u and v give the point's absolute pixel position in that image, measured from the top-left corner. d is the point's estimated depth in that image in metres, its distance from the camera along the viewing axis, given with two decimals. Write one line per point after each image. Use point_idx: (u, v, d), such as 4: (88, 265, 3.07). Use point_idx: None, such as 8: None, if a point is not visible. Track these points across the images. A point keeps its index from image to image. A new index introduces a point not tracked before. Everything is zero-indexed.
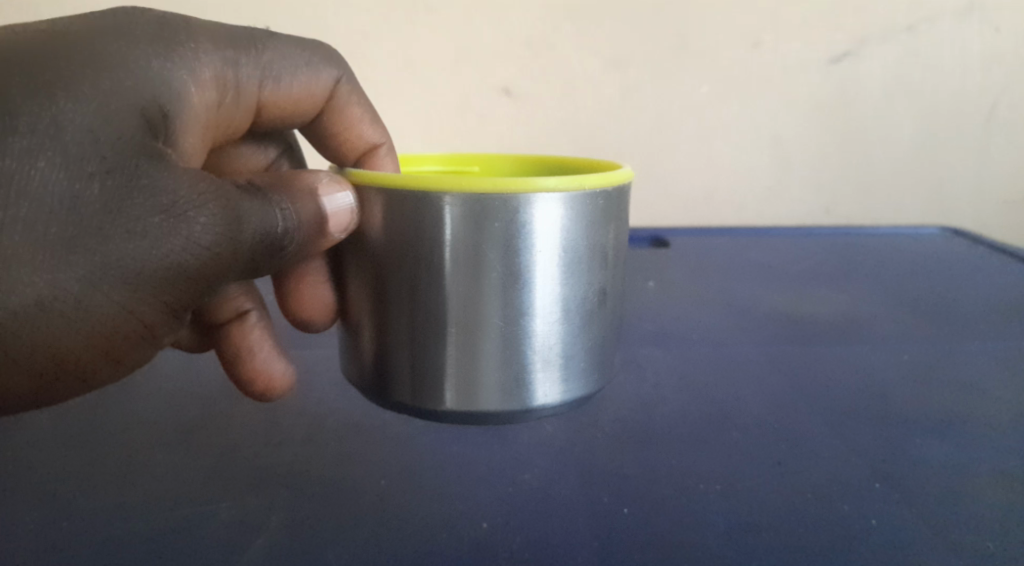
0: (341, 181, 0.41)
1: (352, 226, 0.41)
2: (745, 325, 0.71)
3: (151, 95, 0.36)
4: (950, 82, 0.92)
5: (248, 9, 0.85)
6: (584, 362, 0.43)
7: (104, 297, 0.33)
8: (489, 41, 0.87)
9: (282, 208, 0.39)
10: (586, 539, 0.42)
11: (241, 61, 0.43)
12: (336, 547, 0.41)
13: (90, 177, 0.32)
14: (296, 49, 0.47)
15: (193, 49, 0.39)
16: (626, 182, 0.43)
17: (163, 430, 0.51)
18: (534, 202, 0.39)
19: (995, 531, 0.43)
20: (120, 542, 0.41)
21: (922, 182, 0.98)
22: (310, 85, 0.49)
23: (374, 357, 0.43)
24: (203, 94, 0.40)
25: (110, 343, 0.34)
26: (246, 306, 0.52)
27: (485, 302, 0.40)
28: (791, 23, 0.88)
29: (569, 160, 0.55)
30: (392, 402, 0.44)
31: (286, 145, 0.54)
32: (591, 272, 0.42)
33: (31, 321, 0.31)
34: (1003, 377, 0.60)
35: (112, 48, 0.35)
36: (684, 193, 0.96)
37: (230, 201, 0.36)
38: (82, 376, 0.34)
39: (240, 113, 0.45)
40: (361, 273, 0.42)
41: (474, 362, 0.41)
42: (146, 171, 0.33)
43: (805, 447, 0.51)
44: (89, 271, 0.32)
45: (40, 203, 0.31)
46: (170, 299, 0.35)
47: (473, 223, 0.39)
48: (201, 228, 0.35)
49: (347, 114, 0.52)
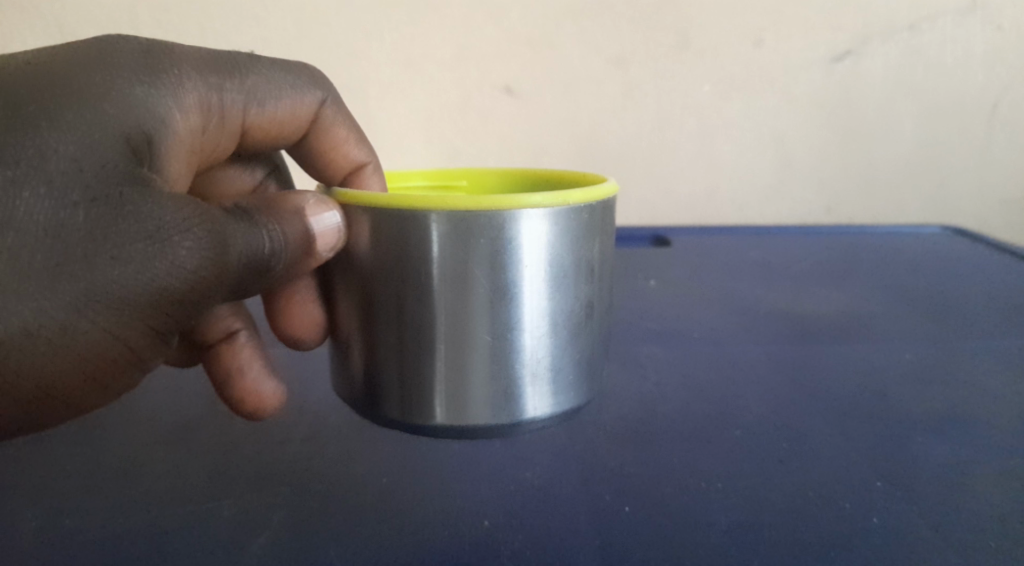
0: (327, 202, 0.42)
1: (340, 244, 0.42)
2: (744, 324, 0.71)
3: (134, 121, 0.37)
4: (952, 80, 0.91)
5: (249, 7, 0.85)
6: (572, 374, 0.44)
7: (90, 323, 0.33)
8: (489, 41, 0.87)
9: (270, 229, 0.40)
10: (587, 537, 0.43)
11: (226, 86, 0.44)
12: (339, 545, 0.42)
13: (74, 205, 0.33)
14: (279, 72, 0.48)
15: (178, 76, 0.41)
16: (612, 196, 0.44)
17: (167, 429, 0.52)
18: (519, 219, 0.39)
19: (996, 530, 0.43)
20: (125, 541, 0.41)
21: (924, 180, 0.97)
22: (295, 107, 0.50)
23: (363, 373, 0.44)
24: (187, 119, 0.41)
25: (96, 368, 0.35)
26: (235, 325, 0.54)
27: (472, 318, 0.40)
28: (792, 22, 0.87)
29: (556, 175, 0.56)
30: (381, 417, 0.44)
31: (272, 165, 0.54)
32: (578, 286, 0.42)
33: (17, 349, 0.32)
34: (1002, 376, 0.60)
35: (96, 78, 0.37)
36: (685, 191, 0.96)
37: (215, 224, 0.37)
38: (70, 401, 0.35)
39: (225, 136, 0.46)
40: (350, 291, 0.43)
41: (463, 378, 0.41)
42: (131, 197, 0.34)
43: (805, 446, 0.51)
44: (74, 299, 0.33)
45: (25, 232, 0.32)
46: (156, 323, 0.36)
47: (460, 240, 0.39)
48: (186, 252, 0.35)
49: (333, 134, 0.53)
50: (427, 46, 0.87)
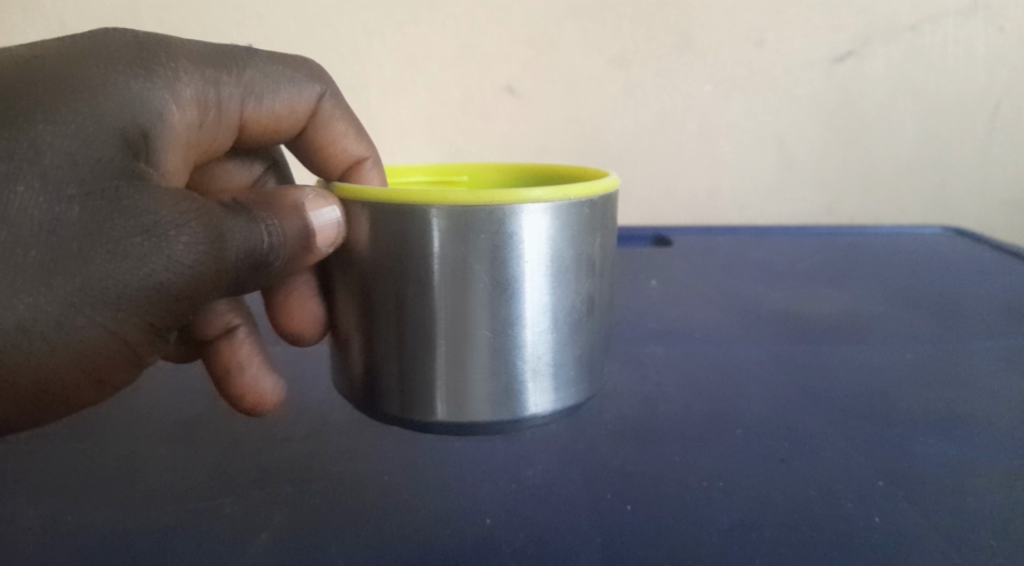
0: (326, 197, 0.41)
1: (339, 240, 0.42)
2: (746, 324, 0.71)
3: (130, 116, 0.37)
4: (954, 80, 0.91)
5: (250, 6, 0.85)
6: (573, 371, 0.44)
7: (88, 319, 0.34)
8: (490, 40, 0.87)
9: (268, 224, 0.40)
10: (588, 536, 0.43)
11: (224, 80, 0.44)
12: (339, 543, 0.41)
13: (69, 199, 0.33)
14: (278, 66, 0.48)
15: (174, 71, 0.40)
16: (613, 190, 0.44)
17: (168, 426, 0.52)
18: (519, 213, 0.39)
19: (998, 531, 0.43)
20: (125, 537, 0.41)
21: (926, 181, 0.97)
22: (293, 102, 0.49)
23: (363, 368, 0.43)
24: (184, 114, 0.41)
25: (94, 365, 0.35)
26: (235, 321, 0.53)
27: (472, 313, 0.40)
28: (793, 23, 0.87)
29: (558, 169, 0.55)
30: (381, 413, 0.44)
31: (271, 160, 0.54)
32: (579, 281, 0.42)
33: (14, 345, 0.32)
34: (1004, 377, 0.60)
35: (91, 72, 0.36)
36: (686, 191, 0.96)
37: (213, 219, 0.37)
38: (68, 398, 0.36)
39: (223, 131, 0.46)
40: (349, 287, 0.42)
41: (463, 374, 0.41)
42: (126, 192, 0.34)
43: (807, 446, 0.51)
44: (70, 294, 0.33)
45: (20, 227, 0.32)
46: (154, 319, 0.36)
47: (460, 236, 0.39)
48: (185, 246, 0.35)
49: (331, 128, 0.52)
50: (427, 46, 0.87)
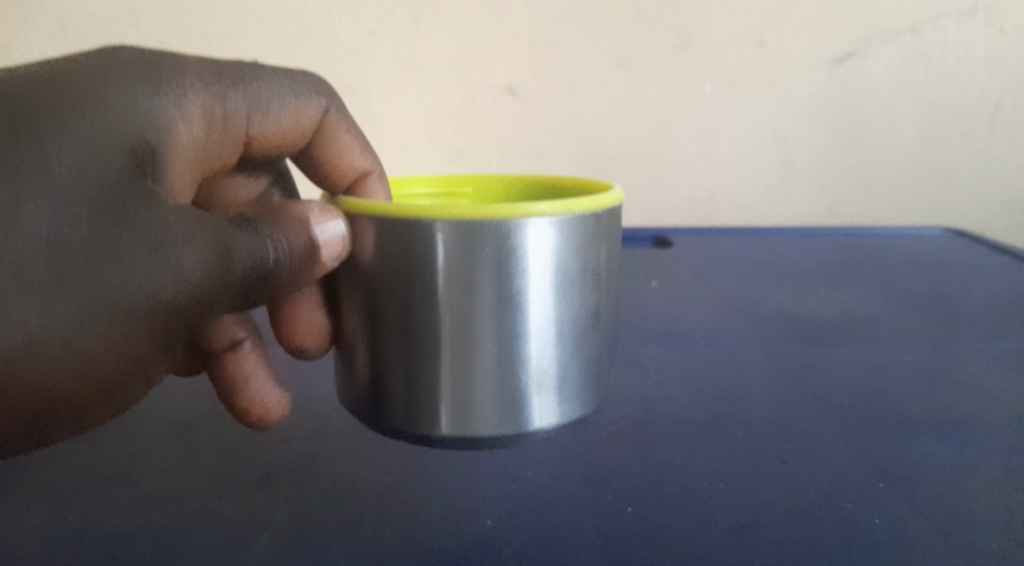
0: (333, 211, 0.41)
1: (345, 253, 0.41)
2: (745, 325, 0.71)
3: (137, 129, 0.37)
4: (953, 79, 0.91)
5: (252, 6, 0.85)
6: (577, 385, 0.44)
7: (95, 333, 0.35)
8: (491, 42, 0.87)
9: (274, 239, 0.40)
10: (589, 536, 0.43)
11: (229, 93, 0.44)
12: (340, 544, 0.42)
13: (78, 218, 0.34)
14: (284, 79, 0.47)
15: (180, 85, 0.40)
16: (617, 204, 0.44)
17: (170, 427, 0.52)
18: (525, 228, 0.39)
19: (997, 529, 0.43)
20: (127, 538, 0.41)
21: (924, 183, 0.97)
22: (299, 115, 0.49)
23: (368, 382, 0.43)
24: (189, 128, 0.41)
25: (102, 377, 0.37)
26: (241, 335, 0.53)
27: (477, 327, 0.40)
28: (794, 24, 0.87)
29: (563, 181, 0.55)
30: (386, 427, 0.44)
31: (276, 173, 0.54)
32: (583, 295, 0.42)
33: (23, 358, 0.34)
34: (1002, 377, 0.60)
35: (99, 87, 0.37)
36: (686, 193, 0.96)
37: (219, 235, 0.38)
38: (77, 408, 0.37)
39: (229, 146, 0.46)
40: (355, 299, 0.42)
41: (468, 387, 0.41)
42: (134, 210, 0.35)
43: (807, 447, 0.51)
44: (78, 310, 0.34)
45: (29, 245, 0.33)
46: (159, 333, 0.37)
47: (466, 249, 0.39)
48: (190, 260, 0.36)
49: (336, 142, 0.52)
50: (429, 48, 0.87)
